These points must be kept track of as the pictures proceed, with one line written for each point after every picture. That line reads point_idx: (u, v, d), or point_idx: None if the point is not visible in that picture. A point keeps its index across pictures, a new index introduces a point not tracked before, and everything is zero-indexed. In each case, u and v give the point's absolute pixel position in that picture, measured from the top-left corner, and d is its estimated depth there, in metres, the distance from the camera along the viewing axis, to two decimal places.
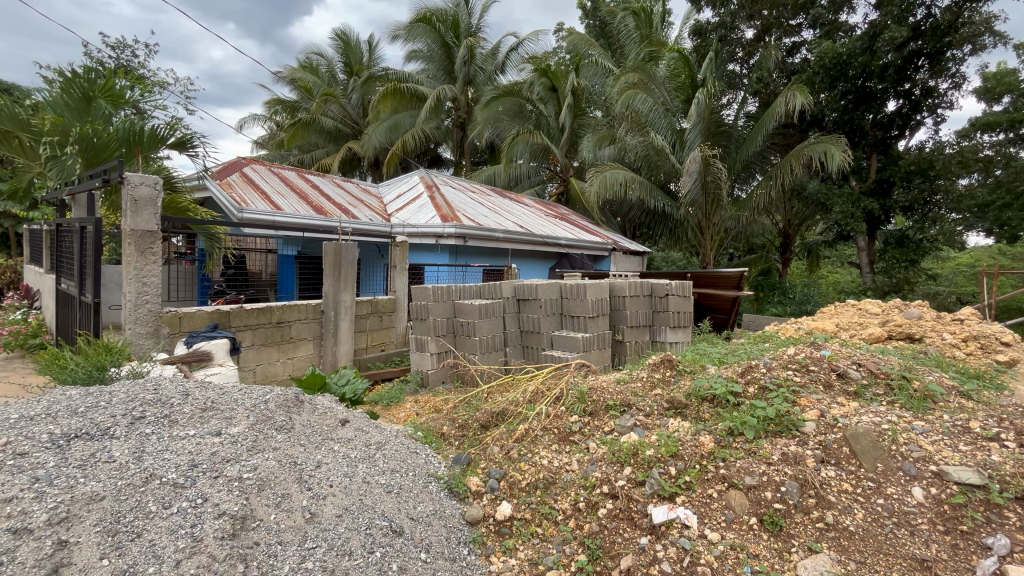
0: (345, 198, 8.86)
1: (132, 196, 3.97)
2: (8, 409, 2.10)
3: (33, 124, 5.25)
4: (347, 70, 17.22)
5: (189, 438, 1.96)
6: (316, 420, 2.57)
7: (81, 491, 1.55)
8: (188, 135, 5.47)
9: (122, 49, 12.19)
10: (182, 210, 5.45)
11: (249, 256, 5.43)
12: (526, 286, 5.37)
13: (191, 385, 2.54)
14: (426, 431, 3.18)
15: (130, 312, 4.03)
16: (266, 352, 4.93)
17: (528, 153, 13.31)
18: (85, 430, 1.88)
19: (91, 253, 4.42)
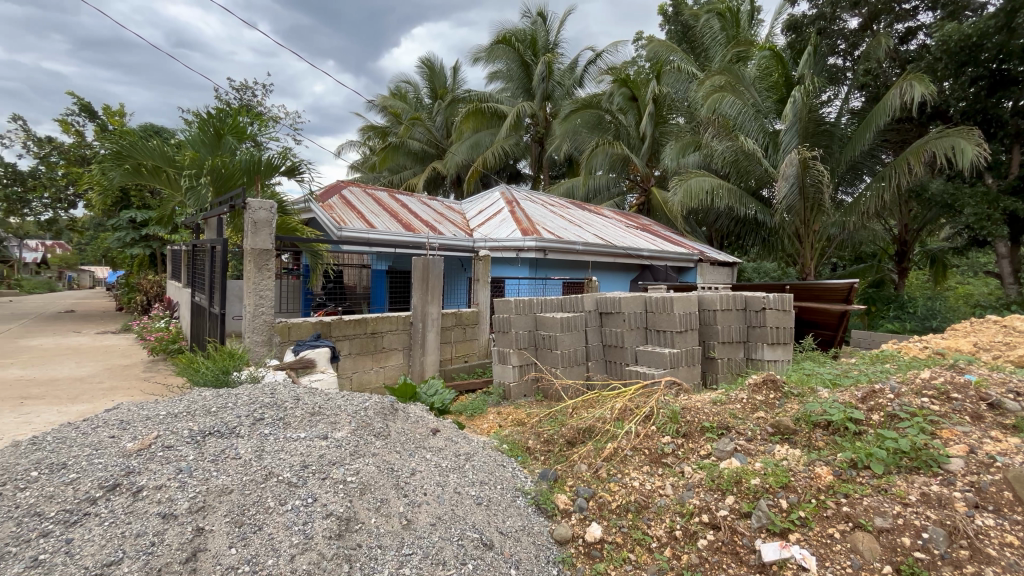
0: (431, 215, 9.30)
1: (253, 219, 4.47)
2: (157, 405, 2.43)
3: (177, 160, 6.13)
4: (432, 94, 18.24)
5: (300, 440, 2.11)
6: (410, 428, 2.66)
7: (214, 484, 1.72)
8: (297, 163, 6.07)
9: (244, 90, 13.93)
10: (291, 230, 6.03)
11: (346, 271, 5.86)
12: (609, 299, 5.23)
13: (302, 390, 2.77)
14: (511, 444, 3.18)
15: (249, 322, 4.50)
16: (361, 360, 5.25)
17: (607, 164, 13.11)
18: (216, 428, 2.10)
19: (219, 270, 5.03)
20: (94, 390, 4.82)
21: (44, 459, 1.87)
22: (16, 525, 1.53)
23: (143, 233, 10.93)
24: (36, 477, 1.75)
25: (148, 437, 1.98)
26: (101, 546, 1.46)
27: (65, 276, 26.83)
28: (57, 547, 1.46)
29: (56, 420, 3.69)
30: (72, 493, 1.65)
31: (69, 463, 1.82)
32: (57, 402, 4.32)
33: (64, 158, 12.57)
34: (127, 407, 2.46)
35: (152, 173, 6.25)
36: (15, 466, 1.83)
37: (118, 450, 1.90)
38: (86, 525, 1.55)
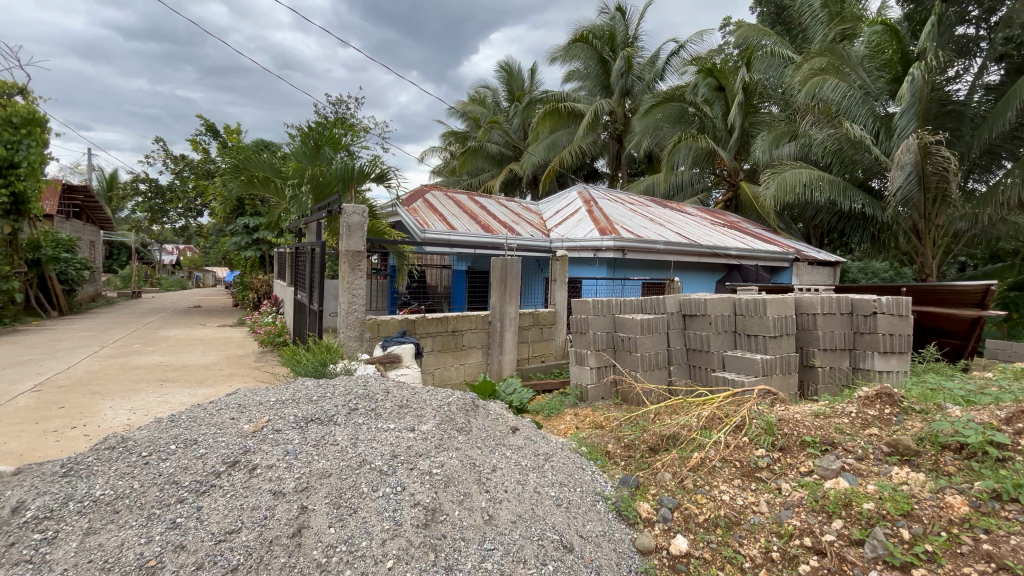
0: (509, 216, 9.44)
1: (347, 223, 4.82)
2: (268, 392, 2.69)
3: (282, 171, 6.75)
4: (510, 97, 18.51)
5: (390, 431, 2.24)
6: (491, 425, 2.72)
7: (317, 467, 1.88)
8: (385, 169, 6.44)
9: (340, 105, 15.09)
10: (380, 233, 6.43)
11: (429, 271, 6.11)
12: (693, 300, 4.97)
13: (391, 384, 2.93)
14: (590, 447, 3.12)
15: (344, 318, 4.84)
16: (442, 357, 5.45)
17: (691, 159, 12.47)
18: (318, 416, 2.28)
19: (318, 270, 5.48)
20: (216, 376, 5.47)
21: (179, 434, 2.15)
22: (158, 491, 1.76)
23: (254, 237, 12.22)
24: (175, 450, 2.01)
25: (261, 421, 2.20)
26: (223, 515, 1.64)
27: (192, 276, 30.66)
28: (191, 513, 1.65)
29: (188, 401, 4.24)
30: (202, 466, 1.87)
31: (200, 439, 2.07)
32: (188, 385, 4.96)
33: (193, 173, 14.40)
34: (245, 392, 2.77)
35: (263, 183, 6.96)
36: (159, 439, 2.12)
37: (238, 431, 2.14)
38: (212, 495, 1.74)
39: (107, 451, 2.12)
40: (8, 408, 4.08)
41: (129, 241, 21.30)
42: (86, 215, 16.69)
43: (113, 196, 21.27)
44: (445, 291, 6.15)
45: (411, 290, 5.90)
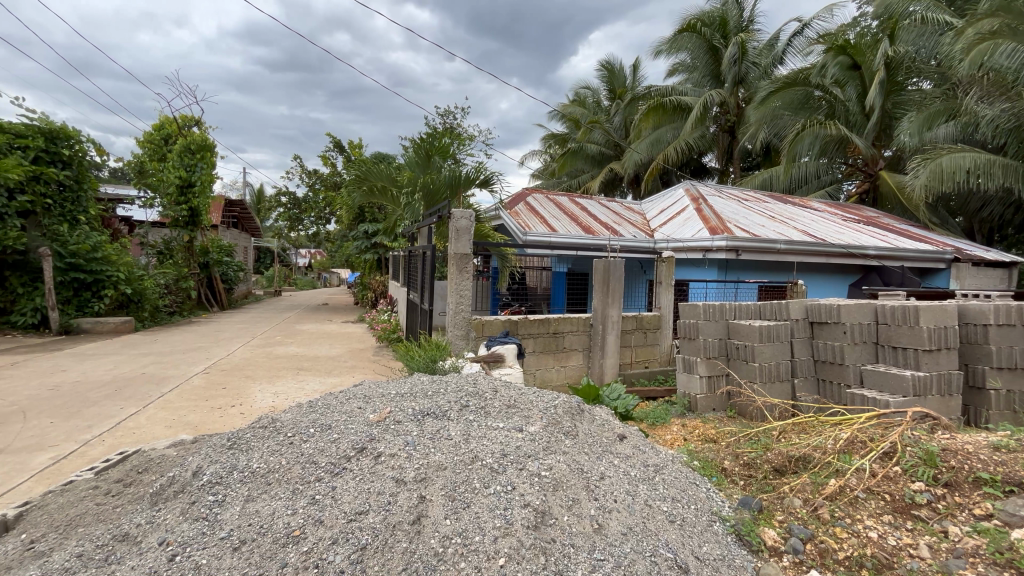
0: (610, 217, 9.22)
1: (456, 227, 5.05)
2: (389, 385, 2.90)
3: (398, 181, 7.29)
4: (611, 95, 18.14)
5: (500, 429, 2.29)
6: (597, 431, 2.65)
7: (433, 460, 1.97)
8: (489, 174, 6.68)
9: (448, 116, 15.94)
10: (484, 236, 6.66)
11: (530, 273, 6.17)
12: (824, 306, 4.42)
13: (498, 383, 3.01)
14: (704, 462, 2.90)
15: (452, 318, 5.09)
16: (544, 358, 5.48)
17: (817, 148, 11.16)
18: (433, 410, 2.40)
19: (429, 272, 5.82)
20: (341, 367, 6.08)
21: (316, 419, 2.40)
22: (301, 469, 1.98)
23: (373, 242, 13.36)
24: (313, 433, 2.25)
25: (384, 412, 2.38)
26: (354, 497, 1.78)
27: (322, 277, 34.42)
28: (326, 492, 1.82)
29: (319, 389, 4.76)
30: (336, 450, 2.07)
31: (333, 425, 2.30)
32: (319, 374, 5.58)
33: (324, 186, 16.20)
34: (369, 383, 3.01)
35: (381, 192, 7.52)
36: (301, 422, 2.40)
37: (365, 419, 2.33)
38: (344, 477, 1.91)
39: (260, 429, 2.43)
40: (186, 386, 4.90)
41: (272, 246, 24.57)
42: (241, 224, 19.57)
43: (262, 208, 24.71)
44: (546, 294, 6.04)
45: (512, 292, 5.98)
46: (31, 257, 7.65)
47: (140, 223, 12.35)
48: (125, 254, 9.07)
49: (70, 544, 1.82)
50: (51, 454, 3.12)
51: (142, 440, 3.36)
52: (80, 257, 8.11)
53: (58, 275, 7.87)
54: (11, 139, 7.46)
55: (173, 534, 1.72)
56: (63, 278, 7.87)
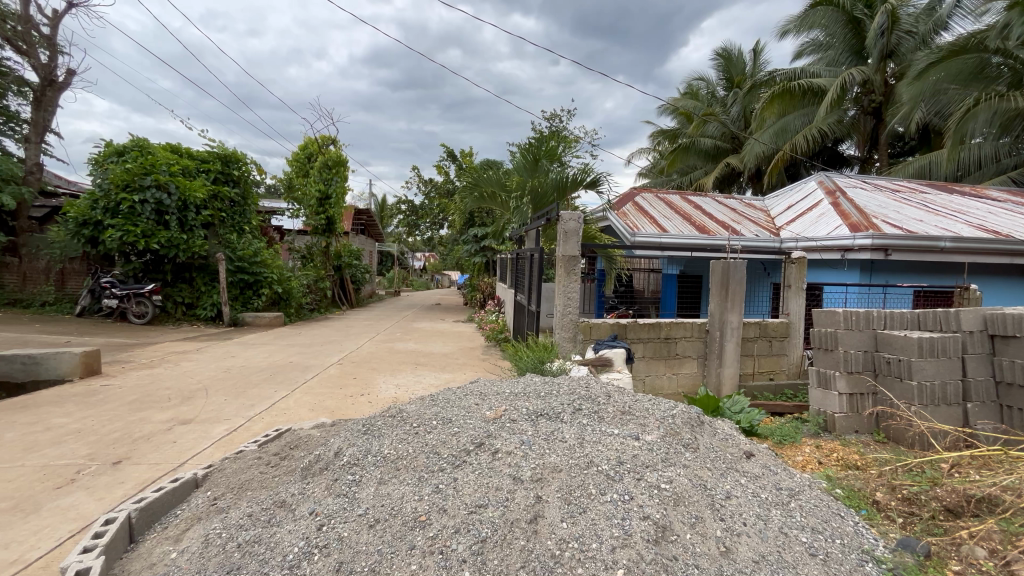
0: (728, 215, 8.54)
1: (564, 229, 5.03)
2: (503, 383, 2.98)
3: (506, 186, 7.49)
4: (728, 84, 16.83)
5: (615, 436, 2.22)
6: (719, 446, 2.46)
7: (548, 461, 1.98)
8: (597, 175, 6.59)
9: (554, 118, 16.06)
10: (592, 237, 6.59)
11: (637, 276, 5.99)
12: (1010, 317, 3.66)
13: (611, 388, 2.94)
14: (850, 492, 2.54)
15: (559, 320, 5.05)
16: (655, 364, 5.24)
17: (997, 125, 9.23)
18: (546, 412, 2.42)
19: (536, 274, 5.88)
20: (454, 364, 6.41)
21: (438, 412, 2.55)
22: (425, 458, 2.11)
23: (481, 245, 13.97)
24: (435, 425, 2.39)
25: (499, 410, 2.45)
26: (473, 490, 1.85)
27: (434, 278, 36.81)
28: (449, 482, 1.92)
29: (434, 384, 5.07)
30: (456, 443, 2.18)
31: (454, 419, 2.42)
32: (434, 370, 5.94)
33: (438, 193, 17.31)
34: (483, 381, 3.13)
35: (491, 197, 7.76)
36: (424, 414, 2.56)
37: (482, 416, 2.42)
38: (464, 469, 2.00)
39: (389, 418, 2.65)
40: (324, 374, 5.54)
41: (392, 250, 26.87)
42: (367, 231, 21.69)
43: (384, 216, 27.15)
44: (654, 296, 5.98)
45: (618, 294, 5.85)
46: (210, 261, 9.24)
47: (288, 231, 14.28)
48: (277, 258, 10.57)
49: (243, 504, 2.15)
50: (225, 425, 3.73)
51: (293, 420, 3.87)
52: (245, 260, 9.62)
53: (229, 276, 9.41)
54: (198, 164, 9.09)
55: (320, 505, 1.93)
56: (232, 278, 9.38)
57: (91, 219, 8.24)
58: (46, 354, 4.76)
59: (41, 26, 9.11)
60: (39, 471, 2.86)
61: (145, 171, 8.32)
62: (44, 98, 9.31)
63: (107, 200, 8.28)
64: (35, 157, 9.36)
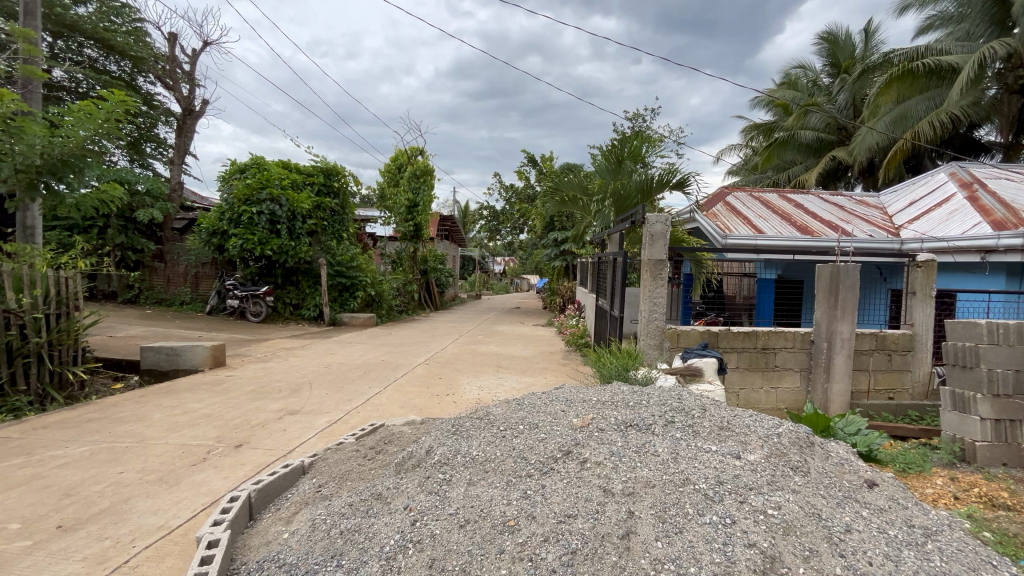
0: (836, 214, 7.72)
1: (650, 232, 4.81)
2: (589, 390, 2.92)
3: (588, 189, 7.37)
4: (834, 70, 15.28)
5: (713, 453, 2.08)
6: (833, 471, 2.20)
7: (640, 475, 1.90)
8: (685, 175, 6.28)
9: (637, 118, 15.62)
10: (678, 240, 6.28)
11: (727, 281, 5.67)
12: None
13: (706, 401, 2.76)
14: (1002, 538, 2.16)
15: (644, 326, 4.84)
16: (750, 376, 4.87)
17: None
18: (636, 422, 2.32)
19: (620, 278, 5.71)
20: (535, 368, 6.42)
21: (525, 416, 2.56)
22: (513, 462, 2.12)
23: (561, 249, 13.92)
24: (522, 431, 2.39)
25: (586, 418, 2.40)
26: (562, 499, 1.82)
27: (513, 283, 37.41)
28: (537, 489, 1.91)
29: (516, 387, 5.11)
30: (543, 449, 2.16)
31: (540, 425, 2.41)
32: (516, 373, 5.99)
33: (518, 198, 17.52)
34: (569, 387, 3.09)
35: (573, 201, 7.69)
36: (510, 418, 2.58)
37: (569, 423, 2.38)
38: (552, 477, 1.97)
39: (477, 420, 2.70)
40: (413, 374, 5.82)
41: (474, 255, 27.72)
42: (451, 237, 22.54)
43: (467, 222, 28.02)
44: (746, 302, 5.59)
45: (706, 300, 5.50)
46: (314, 266, 10.13)
47: (380, 237, 15.24)
48: (371, 263, 11.31)
49: (343, 493, 2.30)
50: (327, 418, 4.04)
51: (386, 416, 4.10)
52: (344, 265, 10.41)
53: (329, 279, 10.24)
54: (305, 178, 9.99)
55: (413, 501, 2.01)
56: (332, 281, 10.21)
57: (219, 229, 9.41)
58: (184, 347, 5.48)
59: (183, 63, 10.57)
60: (179, 449, 3.29)
61: (261, 185, 9.33)
62: (185, 126, 10.81)
63: (231, 212, 9.38)
64: (177, 176, 10.88)
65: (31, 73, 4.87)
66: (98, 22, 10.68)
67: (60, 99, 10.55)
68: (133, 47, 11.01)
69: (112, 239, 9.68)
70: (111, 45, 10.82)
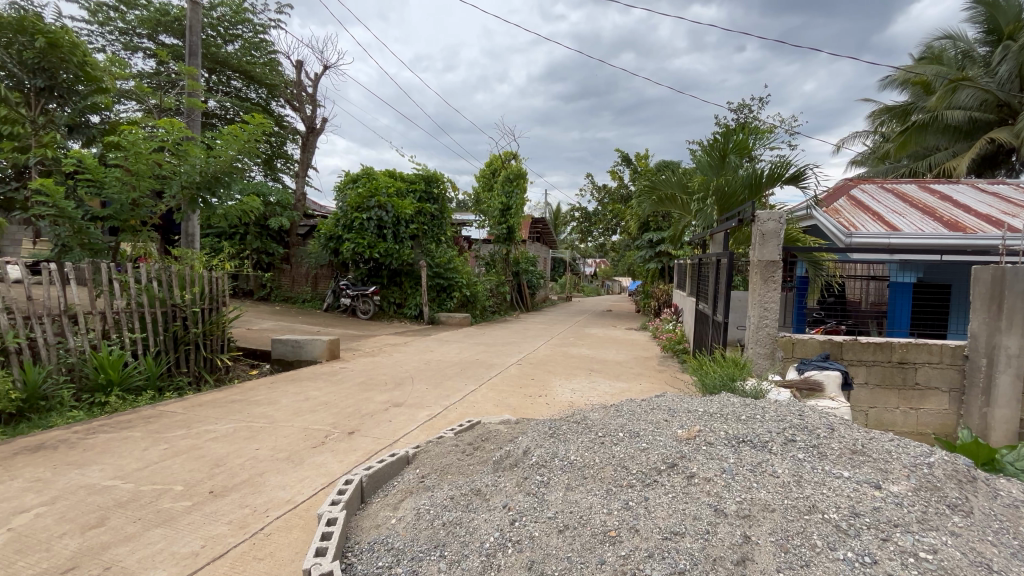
0: (996, 206, 6.51)
1: (761, 231, 4.37)
2: (694, 401, 2.74)
3: (688, 187, 6.96)
4: (994, 37, 12.90)
5: (845, 480, 1.84)
6: (1006, 514, 1.84)
7: (757, 497, 1.74)
8: (801, 168, 5.68)
9: (742, 109, 14.51)
10: (793, 239, 5.69)
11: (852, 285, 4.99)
12: None
13: (834, 419, 2.46)
14: None
15: (752, 333, 4.42)
16: (883, 394, 4.26)
17: None
18: (750, 438, 2.14)
19: (724, 281, 5.30)
20: (629, 373, 6.22)
21: (624, 424, 2.47)
22: (613, 471, 2.05)
23: (657, 250, 13.37)
24: (622, 438, 2.31)
25: (692, 430, 2.25)
26: (668, 514, 1.72)
27: (605, 286, 36.72)
28: (639, 501, 1.83)
29: (610, 392, 4.99)
30: (646, 460, 2.07)
31: (641, 434, 2.31)
32: (609, 377, 5.85)
33: (611, 199, 17.13)
34: (671, 396, 2.93)
35: (671, 200, 7.32)
36: (609, 425, 2.51)
37: (673, 434, 2.25)
38: (656, 490, 1.88)
39: (574, 424, 2.66)
40: (506, 373, 5.93)
41: (565, 256, 27.63)
42: (543, 239, 22.69)
43: (558, 223, 28.00)
44: (873, 310, 4.97)
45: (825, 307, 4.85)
46: (415, 268, 10.75)
47: (475, 240, 15.78)
48: (466, 265, 11.77)
49: (444, 485, 2.39)
50: (427, 412, 4.26)
51: (481, 413, 4.22)
52: (442, 267, 10.96)
53: (429, 280, 10.83)
54: (408, 186, 10.66)
55: (512, 501, 2.03)
56: (432, 282, 10.79)
57: (335, 235, 10.38)
58: (306, 340, 6.10)
59: (307, 87, 11.81)
60: (303, 432, 3.67)
61: (370, 194, 10.13)
62: (308, 142, 12.07)
63: (345, 219, 10.30)
64: (302, 188, 12.21)
65: (193, 104, 5.72)
66: (242, 56, 12.34)
67: (213, 126, 12.36)
68: (269, 75, 12.55)
69: (250, 244, 11.14)
70: (251, 75, 12.43)
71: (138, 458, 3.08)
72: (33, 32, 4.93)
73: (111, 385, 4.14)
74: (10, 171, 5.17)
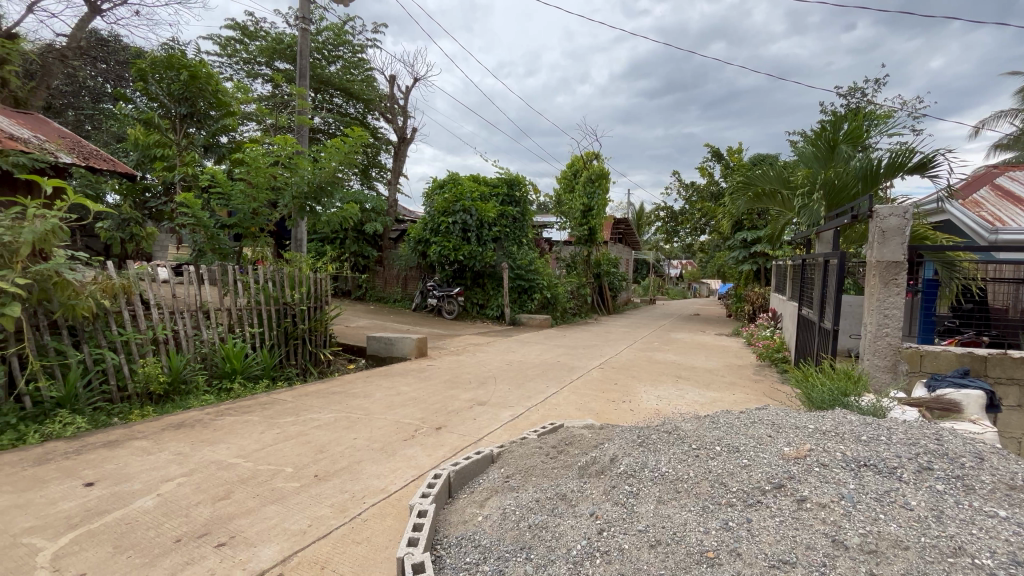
0: None
1: (880, 228, 3.85)
2: (802, 417, 2.49)
3: (790, 181, 6.38)
4: None
5: (1001, 521, 1.57)
6: None
7: (886, 530, 1.53)
8: (931, 155, 4.96)
9: (852, 93, 13.07)
10: (920, 237, 4.98)
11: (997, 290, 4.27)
12: None
13: (984, 448, 2.10)
14: None
15: (869, 343, 3.93)
16: None
17: None
18: (874, 462, 1.89)
19: (833, 284, 4.77)
20: (721, 382, 5.83)
21: (721, 437, 2.31)
22: (710, 487, 1.92)
23: (752, 250, 12.43)
24: (720, 452, 2.16)
25: (802, 448, 2.04)
26: (775, 540, 1.57)
27: (692, 289, 34.87)
28: (742, 522, 1.69)
29: (700, 401, 4.72)
30: (748, 478, 1.91)
31: (742, 449, 2.14)
32: (699, 386, 5.52)
33: (700, 197, 16.23)
34: (774, 409, 2.69)
35: (769, 196, 6.78)
36: (704, 437, 2.36)
37: (779, 451, 2.06)
38: (761, 512, 1.72)
39: (665, 434, 2.53)
40: (588, 377, 5.84)
41: (650, 257, 26.58)
42: (625, 240, 22.07)
43: (641, 224, 27.07)
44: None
45: (961, 315, 4.21)
46: (497, 270, 10.96)
47: (556, 242, 15.76)
48: (547, 266, 11.80)
49: (529, 487, 2.40)
50: (510, 412, 4.31)
51: (562, 416, 4.19)
52: (523, 269, 11.07)
53: (511, 282, 10.97)
54: (491, 189, 10.91)
55: (600, 509, 1.97)
56: (513, 283, 10.92)
57: (423, 238, 10.89)
58: (397, 337, 6.46)
59: (399, 99, 12.56)
60: (395, 425, 3.88)
61: (455, 199, 10.49)
62: (399, 151, 12.81)
63: (432, 223, 10.77)
64: (394, 195, 12.98)
65: (302, 121, 6.29)
66: (343, 76, 13.45)
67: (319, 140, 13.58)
68: (366, 91, 13.52)
69: (349, 248, 12.06)
70: (351, 92, 13.51)
71: (257, 440, 3.44)
72: (178, 67, 5.72)
73: (235, 373, 4.68)
74: (161, 187, 6.05)
